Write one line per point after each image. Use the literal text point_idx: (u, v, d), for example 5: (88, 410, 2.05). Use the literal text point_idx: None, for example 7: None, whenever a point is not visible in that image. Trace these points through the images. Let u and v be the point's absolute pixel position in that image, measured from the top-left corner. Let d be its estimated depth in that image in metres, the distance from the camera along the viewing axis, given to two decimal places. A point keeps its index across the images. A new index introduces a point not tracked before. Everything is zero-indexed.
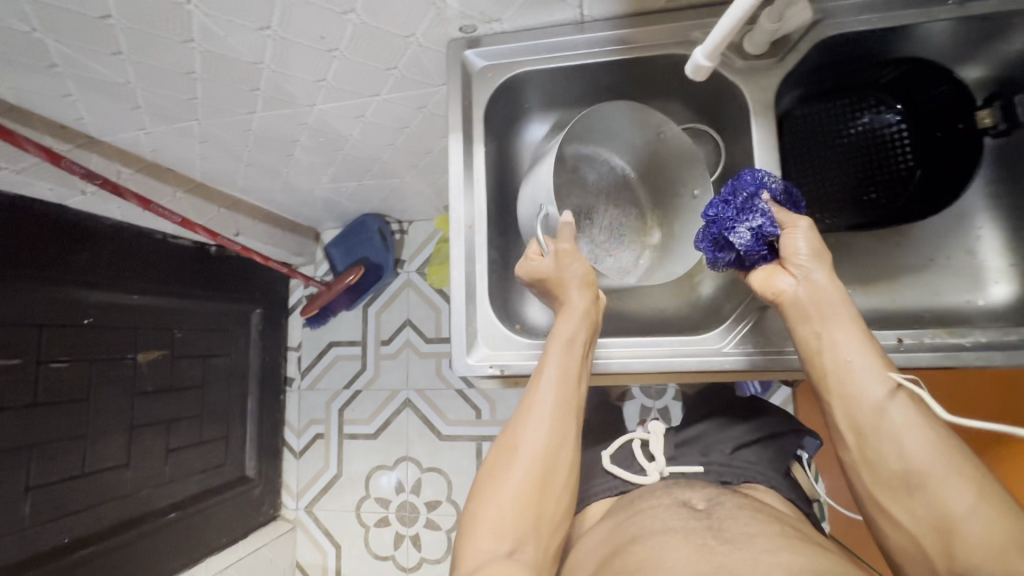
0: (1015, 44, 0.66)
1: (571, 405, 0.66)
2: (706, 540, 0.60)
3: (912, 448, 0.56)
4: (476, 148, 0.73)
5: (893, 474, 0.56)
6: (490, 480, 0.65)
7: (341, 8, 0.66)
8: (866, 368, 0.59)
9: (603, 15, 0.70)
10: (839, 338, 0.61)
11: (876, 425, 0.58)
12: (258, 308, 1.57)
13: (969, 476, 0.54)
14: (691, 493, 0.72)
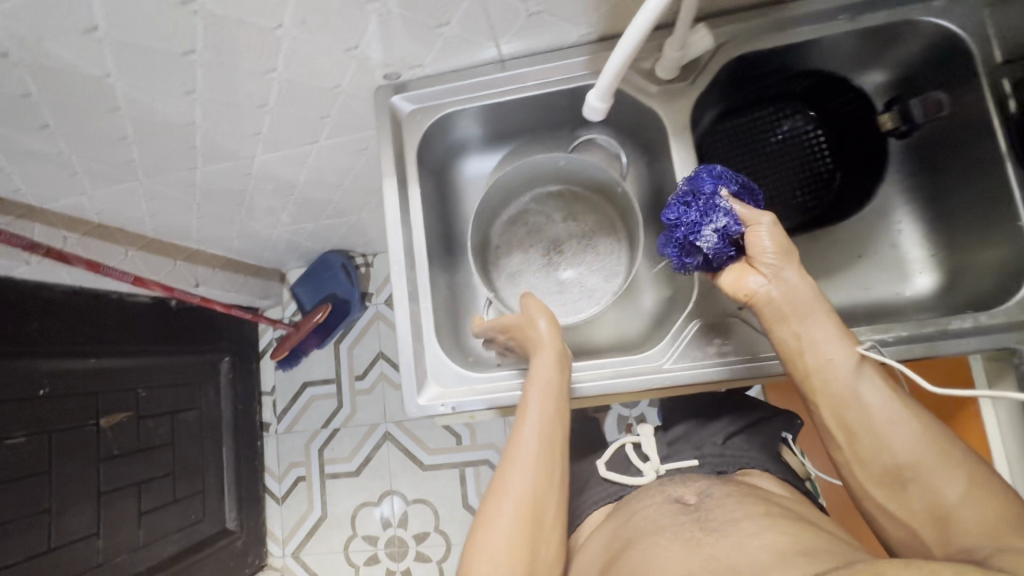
0: (906, 50, 0.70)
1: (556, 447, 0.64)
2: (694, 533, 0.60)
3: (902, 439, 0.54)
4: (411, 190, 0.75)
5: (888, 467, 0.55)
6: (481, 536, 0.59)
7: (261, 67, 0.67)
8: (847, 363, 0.57)
9: (520, 52, 0.73)
10: (818, 335, 0.59)
11: (866, 419, 0.56)
12: (225, 356, 1.54)
13: (957, 462, 0.53)
14: (684, 489, 0.72)
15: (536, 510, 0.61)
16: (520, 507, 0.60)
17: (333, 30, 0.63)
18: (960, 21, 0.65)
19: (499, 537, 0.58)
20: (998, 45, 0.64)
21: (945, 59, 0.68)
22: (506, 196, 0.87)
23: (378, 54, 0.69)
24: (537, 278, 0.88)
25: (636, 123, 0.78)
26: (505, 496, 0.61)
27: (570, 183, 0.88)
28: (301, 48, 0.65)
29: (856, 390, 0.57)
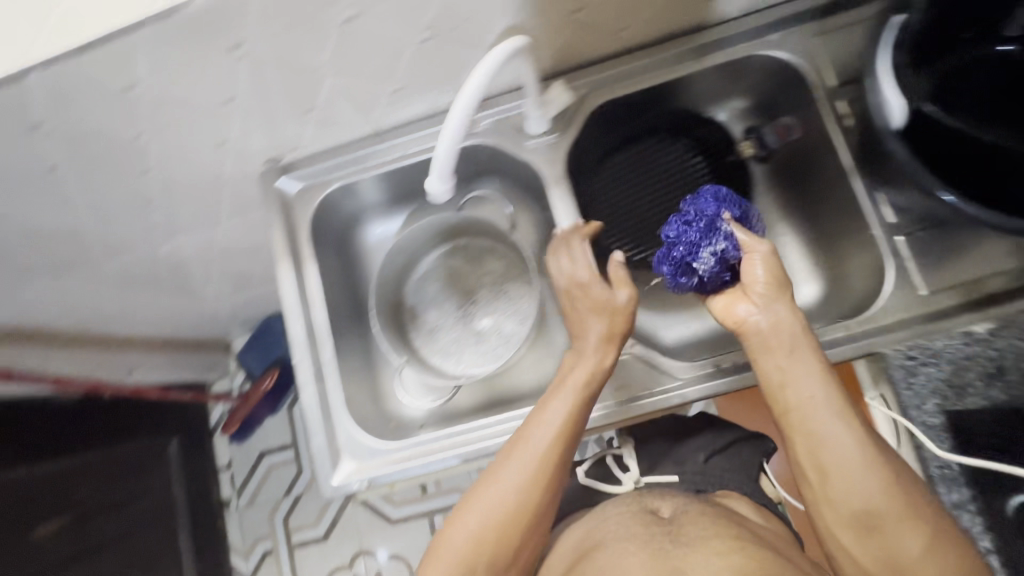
0: (755, 79, 0.76)
1: (563, 460, 0.61)
2: (662, 546, 0.61)
3: (877, 491, 0.52)
4: (308, 270, 0.77)
5: (856, 515, 0.53)
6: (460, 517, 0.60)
7: (135, 170, 0.68)
8: (831, 409, 0.55)
9: (397, 123, 0.75)
10: (800, 372, 0.56)
11: (843, 463, 0.53)
12: (175, 437, 1.47)
13: (924, 516, 0.52)
14: (661, 500, 0.69)
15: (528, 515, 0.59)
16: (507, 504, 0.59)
17: (199, 131, 0.64)
18: (795, 51, 0.70)
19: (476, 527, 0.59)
20: (830, 70, 0.69)
21: (791, 84, 0.73)
22: (409, 259, 0.88)
23: (252, 144, 0.70)
24: (450, 335, 0.88)
25: (524, 181, 0.81)
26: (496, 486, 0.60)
27: (471, 237, 0.89)
28: (171, 149, 0.66)
29: (838, 436, 0.54)
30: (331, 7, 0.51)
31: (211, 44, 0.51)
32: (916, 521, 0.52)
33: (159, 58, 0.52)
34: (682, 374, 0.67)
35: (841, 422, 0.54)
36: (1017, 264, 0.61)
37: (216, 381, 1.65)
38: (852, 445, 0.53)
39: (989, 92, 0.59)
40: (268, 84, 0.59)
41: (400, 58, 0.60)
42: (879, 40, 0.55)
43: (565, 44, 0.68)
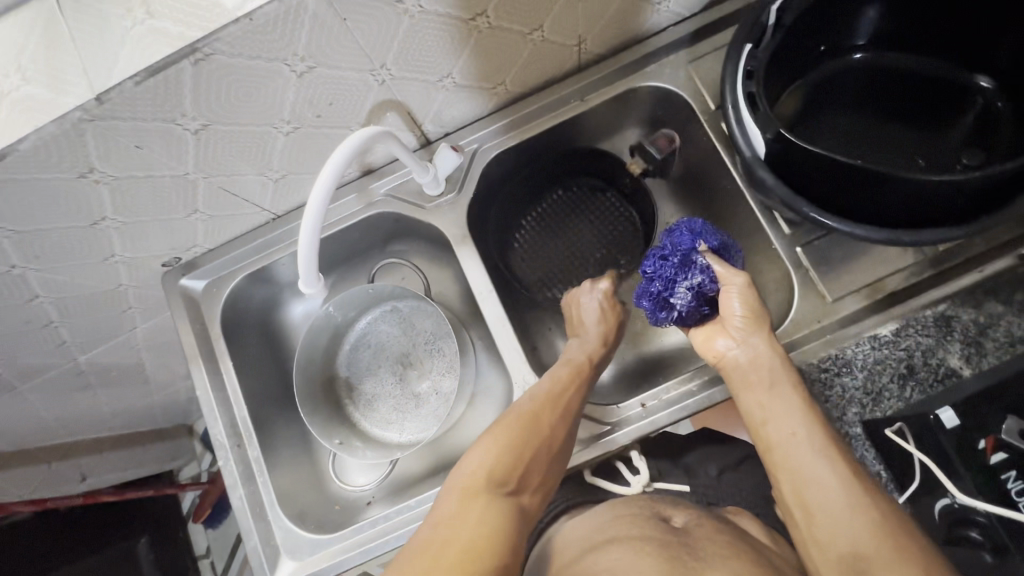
0: (641, 109, 0.76)
1: (561, 432, 0.59)
2: (678, 552, 0.51)
3: (860, 532, 0.48)
4: (224, 366, 0.74)
5: (841, 559, 0.48)
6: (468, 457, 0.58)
7: (22, 298, 0.66)
8: (810, 446, 0.52)
9: (293, 207, 0.74)
10: (781, 407, 0.54)
11: (823, 502, 0.50)
12: (140, 536, 1.24)
13: (916, 560, 0.46)
14: (676, 510, 0.60)
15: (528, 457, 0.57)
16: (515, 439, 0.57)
17: (77, 251, 0.62)
18: (672, 80, 0.71)
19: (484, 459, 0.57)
20: (709, 94, 0.69)
21: (677, 111, 0.74)
22: (335, 331, 0.85)
23: (140, 252, 0.68)
24: (388, 403, 0.84)
25: (432, 239, 0.80)
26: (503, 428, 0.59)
27: (394, 301, 0.85)
28: (52, 275, 0.64)
29: (818, 472, 0.51)
30: (177, 122, 0.51)
31: (60, 173, 0.51)
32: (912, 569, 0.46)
33: (7, 196, 0.51)
34: (608, 419, 0.66)
35: (822, 458, 0.51)
36: (913, 260, 0.62)
37: (181, 469, 1.40)
38: (832, 482, 0.50)
39: (853, 99, 0.62)
40: (135, 196, 0.58)
41: (273, 148, 0.60)
42: (729, 71, 0.56)
43: (442, 106, 0.68)
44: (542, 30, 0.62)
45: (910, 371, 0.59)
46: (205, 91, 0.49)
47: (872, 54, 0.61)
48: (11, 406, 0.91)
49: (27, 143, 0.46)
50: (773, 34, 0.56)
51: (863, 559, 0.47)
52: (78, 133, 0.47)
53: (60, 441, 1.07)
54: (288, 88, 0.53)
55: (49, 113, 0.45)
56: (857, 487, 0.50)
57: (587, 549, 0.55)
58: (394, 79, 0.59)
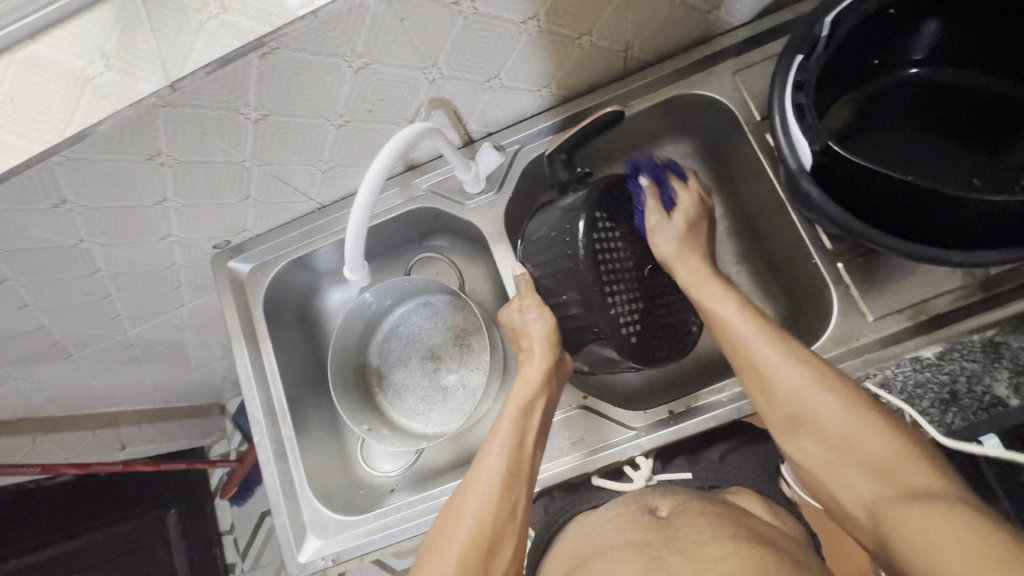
0: (684, 118, 0.76)
1: (511, 492, 0.56)
2: (660, 554, 0.49)
3: (785, 369, 0.54)
4: (264, 346, 0.78)
5: (786, 411, 0.55)
6: (431, 553, 0.54)
7: (86, 271, 0.70)
8: (752, 333, 0.58)
9: (337, 197, 0.77)
10: (700, 288, 0.63)
11: (755, 357, 0.57)
12: (172, 507, 1.29)
13: (847, 397, 0.52)
14: (663, 498, 0.59)
15: (492, 537, 0.53)
16: (476, 530, 0.53)
17: (139, 229, 0.66)
18: (717, 88, 0.71)
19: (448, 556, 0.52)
20: (755, 105, 0.69)
21: (721, 121, 0.73)
22: (370, 320, 0.87)
23: (195, 234, 0.72)
24: (417, 394, 0.86)
25: (468, 235, 0.82)
26: (461, 515, 0.55)
27: (429, 295, 0.87)
28: (115, 251, 0.68)
29: (743, 332, 0.58)
30: (240, 112, 0.54)
31: (131, 154, 0.54)
32: (838, 395, 0.52)
33: (84, 175, 0.54)
34: (635, 424, 0.66)
35: (744, 313, 0.60)
36: (962, 283, 0.60)
37: (212, 445, 1.46)
38: (766, 349, 0.56)
39: (905, 116, 0.61)
40: (196, 179, 0.61)
41: (324, 140, 0.63)
42: (780, 81, 0.55)
43: (487, 106, 0.69)
44: (590, 35, 0.63)
45: (954, 396, 0.59)
46: (266, 82, 0.52)
47: (929, 69, 0.60)
48: (66, 372, 0.96)
49: (106, 125, 0.49)
50: (826, 46, 0.55)
51: (793, 394, 0.54)
52: (150, 118, 0.51)
53: (105, 411, 1.13)
54: (344, 83, 0.56)
55: (126, 99, 0.48)
56: (775, 336, 0.57)
57: (584, 559, 0.54)
58: (444, 77, 0.61)
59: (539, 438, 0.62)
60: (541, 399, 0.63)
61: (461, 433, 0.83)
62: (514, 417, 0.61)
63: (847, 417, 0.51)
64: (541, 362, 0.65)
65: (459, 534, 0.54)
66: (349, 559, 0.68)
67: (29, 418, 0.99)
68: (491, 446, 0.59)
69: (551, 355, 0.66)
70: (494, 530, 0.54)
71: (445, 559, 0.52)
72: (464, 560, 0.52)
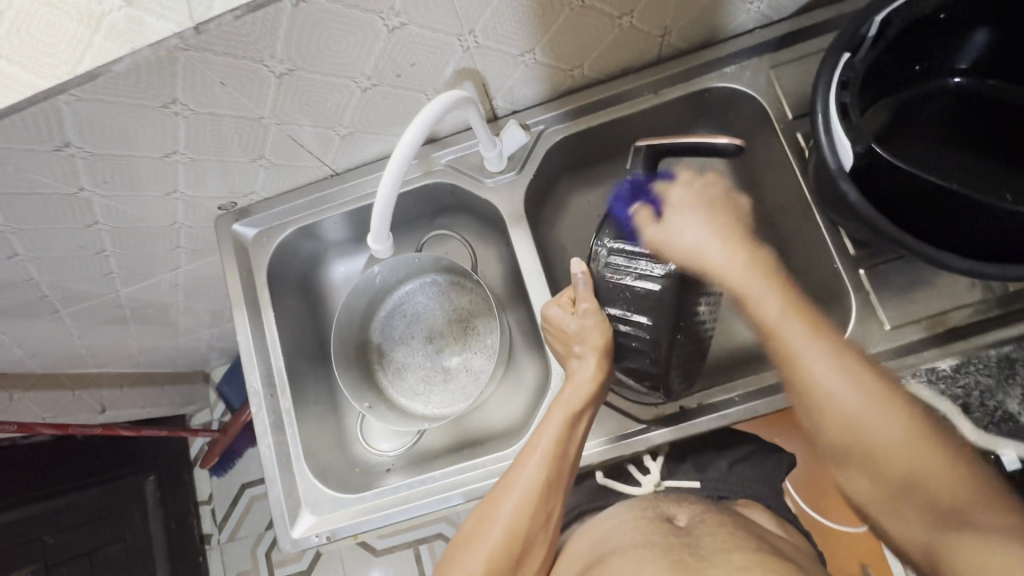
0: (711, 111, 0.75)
1: (549, 508, 0.56)
2: (681, 557, 0.49)
3: (841, 388, 0.51)
4: (266, 314, 0.75)
5: (837, 443, 0.52)
6: (461, 554, 0.55)
7: (82, 223, 0.67)
8: (785, 318, 0.54)
9: (352, 165, 0.74)
10: (817, 366, 0.52)
11: (808, 383, 0.52)
12: (150, 475, 1.25)
13: (900, 414, 0.50)
14: (680, 507, 0.59)
15: (523, 546, 0.54)
16: (509, 538, 0.54)
17: (141, 183, 0.63)
18: (751, 83, 0.69)
19: (478, 560, 0.53)
20: (789, 103, 0.68)
21: (751, 116, 0.72)
22: (374, 296, 0.84)
23: (201, 192, 0.69)
24: (418, 374, 0.84)
25: (484, 216, 0.80)
26: (494, 523, 0.54)
27: (439, 273, 0.85)
28: (116, 204, 0.65)
29: (793, 334, 0.53)
30: (264, 63, 0.51)
31: (144, 100, 0.51)
32: (902, 428, 0.50)
33: (92, 118, 0.51)
34: (644, 418, 0.65)
35: (786, 311, 0.55)
36: (980, 297, 0.60)
37: (193, 415, 1.42)
38: (832, 375, 0.51)
39: (941, 125, 0.60)
40: (209, 134, 0.58)
41: (348, 102, 0.60)
42: (825, 78, 0.54)
43: (516, 83, 0.67)
44: (631, 16, 0.61)
45: (966, 408, 0.59)
46: (298, 33, 0.49)
47: (971, 80, 0.59)
48: (50, 328, 0.92)
49: (121, 66, 0.46)
50: (873, 45, 0.54)
51: (851, 412, 0.51)
52: (170, 62, 0.47)
53: (87, 371, 1.10)
54: (376, 43, 0.53)
55: (145, 38, 0.45)
56: (827, 347, 0.53)
57: (594, 560, 0.54)
58: (478, 47, 0.59)
59: (580, 446, 0.60)
60: (589, 407, 0.60)
61: (462, 416, 0.81)
62: (560, 424, 0.58)
63: (902, 433, 0.50)
64: (592, 366, 0.61)
65: (490, 538, 0.54)
66: (345, 537, 0.67)
67: (7, 375, 0.95)
68: (532, 453, 0.57)
69: (606, 363, 0.62)
70: (525, 541, 0.54)
71: (475, 561, 0.53)
72: (494, 566, 0.53)
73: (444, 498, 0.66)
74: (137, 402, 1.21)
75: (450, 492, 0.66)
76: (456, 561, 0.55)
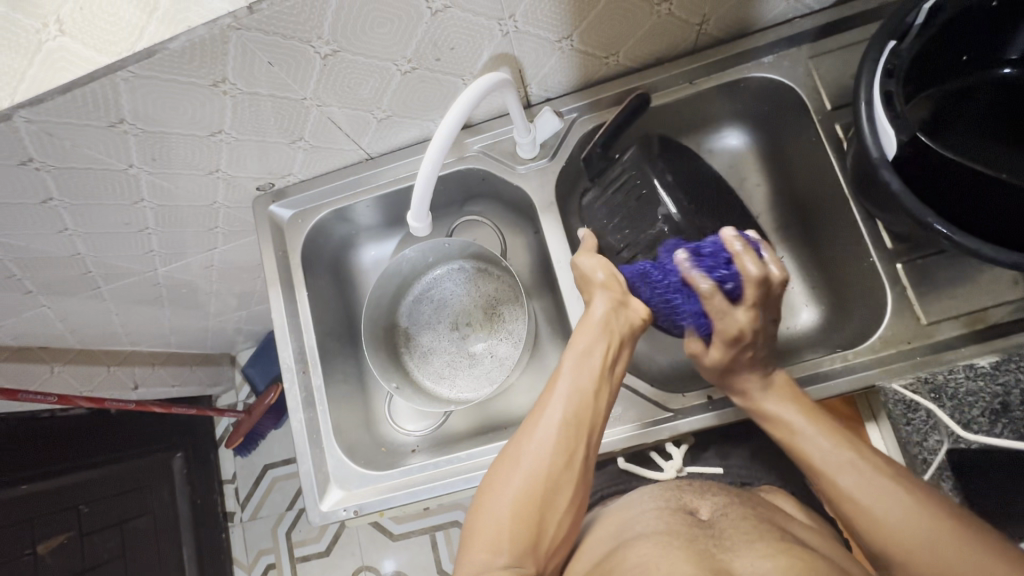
0: (747, 100, 0.74)
1: (571, 446, 0.55)
2: (707, 547, 0.48)
3: (862, 489, 0.50)
4: (299, 294, 0.77)
5: (872, 544, 0.49)
6: (487, 498, 0.55)
7: (128, 200, 0.69)
8: (805, 428, 0.56)
9: (386, 149, 0.75)
10: (837, 471, 0.52)
11: (832, 489, 0.52)
12: (178, 452, 1.29)
13: (922, 506, 0.48)
14: (702, 500, 0.58)
15: (549, 487, 0.54)
16: (533, 477, 0.54)
17: (187, 161, 0.65)
18: (789, 74, 0.68)
19: (503, 503, 0.53)
20: (828, 94, 0.67)
21: (788, 108, 0.71)
22: (403, 281, 0.86)
23: (241, 172, 0.70)
24: (443, 358, 0.85)
25: (514, 203, 0.81)
26: (517, 466, 0.55)
27: (467, 258, 0.86)
28: (161, 181, 0.67)
29: (812, 454, 0.54)
30: (311, 44, 0.52)
31: (193, 78, 0.53)
32: (926, 515, 0.48)
33: (144, 95, 0.53)
34: (672, 405, 0.64)
35: (805, 417, 0.57)
36: (1022, 294, 0.59)
37: (220, 395, 1.46)
38: (848, 467, 0.52)
39: (987, 118, 0.58)
40: (252, 113, 0.60)
41: (387, 86, 0.61)
42: (869, 69, 0.53)
43: (551, 70, 0.67)
44: (670, 4, 0.60)
45: (1005, 407, 0.57)
46: (344, 15, 0.50)
47: (1019, 71, 0.57)
48: (92, 305, 0.95)
49: (175, 43, 0.48)
50: (921, 32, 0.53)
51: (872, 516, 0.49)
52: (222, 40, 0.49)
53: (122, 348, 1.13)
54: (418, 26, 0.54)
55: (200, 16, 0.47)
56: (848, 452, 0.53)
57: (618, 544, 0.53)
58: (517, 33, 0.59)
59: (601, 382, 0.59)
60: (607, 344, 0.59)
61: (486, 403, 0.82)
62: (576, 367, 0.58)
63: (911, 522, 0.47)
64: (606, 299, 0.61)
65: (515, 479, 0.54)
66: (371, 512, 0.68)
67: (48, 348, 0.99)
68: (551, 395, 0.58)
69: (615, 302, 0.62)
70: (550, 480, 0.54)
71: (501, 504, 0.54)
72: (519, 508, 0.53)
73: (469, 477, 0.67)
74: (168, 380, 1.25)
75: (476, 471, 0.67)
76: (483, 506, 0.55)
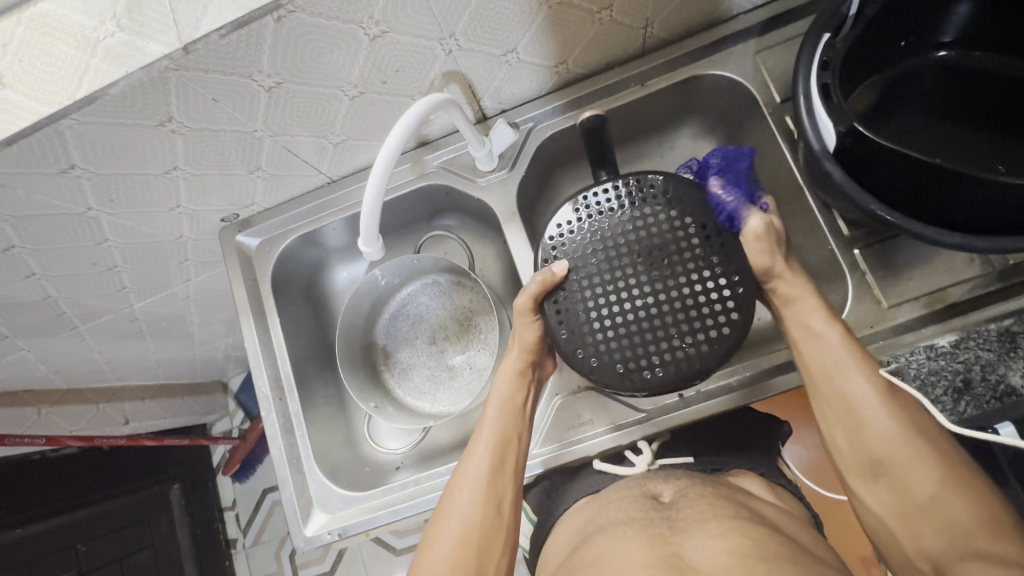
0: (701, 97, 0.75)
1: (497, 493, 0.57)
2: (661, 530, 0.52)
3: (871, 407, 0.53)
4: (272, 321, 0.77)
5: (865, 449, 0.54)
6: (427, 551, 0.56)
7: (93, 240, 0.70)
8: (828, 338, 0.56)
9: (347, 173, 0.75)
10: (850, 388, 0.54)
11: (845, 396, 0.55)
12: (174, 483, 1.29)
13: (910, 429, 0.52)
14: (663, 483, 0.61)
15: (483, 534, 0.55)
16: (464, 526, 0.55)
17: (146, 199, 0.65)
18: (737, 70, 0.69)
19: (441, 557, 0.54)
20: (776, 87, 0.68)
21: (740, 102, 0.72)
22: (378, 298, 0.86)
23: (204, 205, 0.71)
24: (422, 373, 0.85)
25: (479, 214, 0.81)
26: (450, 517, 0.56)
27: (440, 273, 0.86)
28: (122, 221, 0.67)
29: (847, 387, 0.54)
30: (252, 78, 0.53)
31: (139, 119, 0.53)
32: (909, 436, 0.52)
33: (91, 140, 0.53)
34: (644, 406, 0.64)
35: (830, 332, 0.56)
36: (979, 271, 0.59)
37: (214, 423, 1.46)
38: (857, 384, 0.54)
39: (929, 100, 0.59)
40: (207, 148, 0.60)
41: (337, 111, 0.62)
42: (804, 61, 0.54)
43: (502, 83, 0.68)
44: (610, 10, 0.61)
45: (967, 384, 0.58)
46: (283, 50, 0.51)
47: (957, 53, 0.58)
48: (71, 345, 0.95)
49: (118, 87, 0.48)
50: (853, 24, 0.54)
51: (867, 424, 0.53)
52: (163, 81, 0.50)
53: (109, 385, 1.14)
54: (359, 51, 0.55)
55: (139, 60, 0.47)
56: (858, 366, 0.55)
57: (583, 538, 0.57)
58: (460, 50, 0.60)
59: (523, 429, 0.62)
60: (522, 394, 0.64)
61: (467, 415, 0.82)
62: (497, 415, 0.62)
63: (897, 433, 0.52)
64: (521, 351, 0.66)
65: (448, 530, 0.56)
66: (356, 534, 0.68)
67: (33, 390, 0.99)
68: (477, 444, 0.61)
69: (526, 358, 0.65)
70: (483, 529, 0.55)
71: (440, 560, 0.54)
72: (456, 559, 0.54)
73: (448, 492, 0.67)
74: (158, 413, 1.25)
75: None
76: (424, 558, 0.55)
